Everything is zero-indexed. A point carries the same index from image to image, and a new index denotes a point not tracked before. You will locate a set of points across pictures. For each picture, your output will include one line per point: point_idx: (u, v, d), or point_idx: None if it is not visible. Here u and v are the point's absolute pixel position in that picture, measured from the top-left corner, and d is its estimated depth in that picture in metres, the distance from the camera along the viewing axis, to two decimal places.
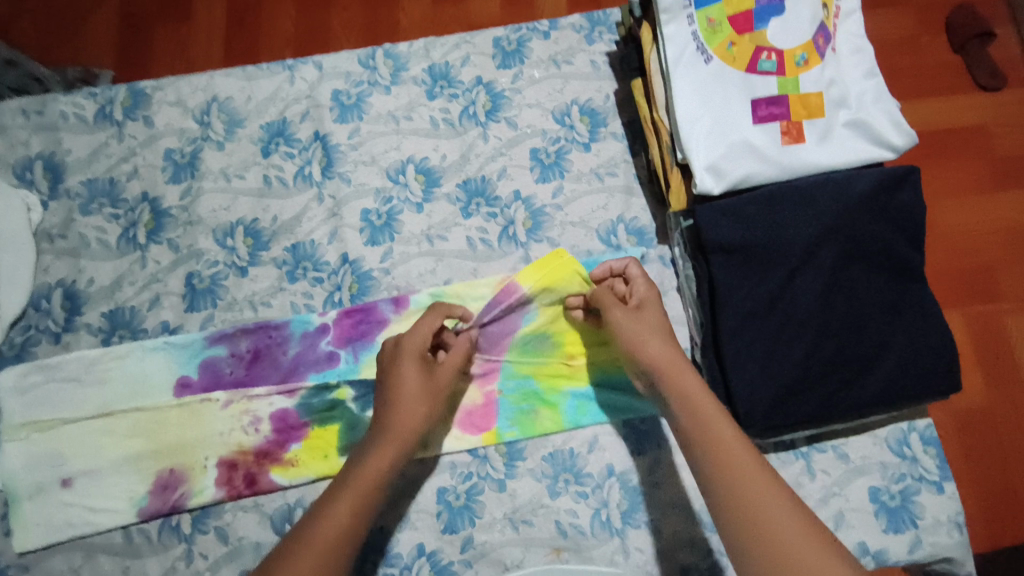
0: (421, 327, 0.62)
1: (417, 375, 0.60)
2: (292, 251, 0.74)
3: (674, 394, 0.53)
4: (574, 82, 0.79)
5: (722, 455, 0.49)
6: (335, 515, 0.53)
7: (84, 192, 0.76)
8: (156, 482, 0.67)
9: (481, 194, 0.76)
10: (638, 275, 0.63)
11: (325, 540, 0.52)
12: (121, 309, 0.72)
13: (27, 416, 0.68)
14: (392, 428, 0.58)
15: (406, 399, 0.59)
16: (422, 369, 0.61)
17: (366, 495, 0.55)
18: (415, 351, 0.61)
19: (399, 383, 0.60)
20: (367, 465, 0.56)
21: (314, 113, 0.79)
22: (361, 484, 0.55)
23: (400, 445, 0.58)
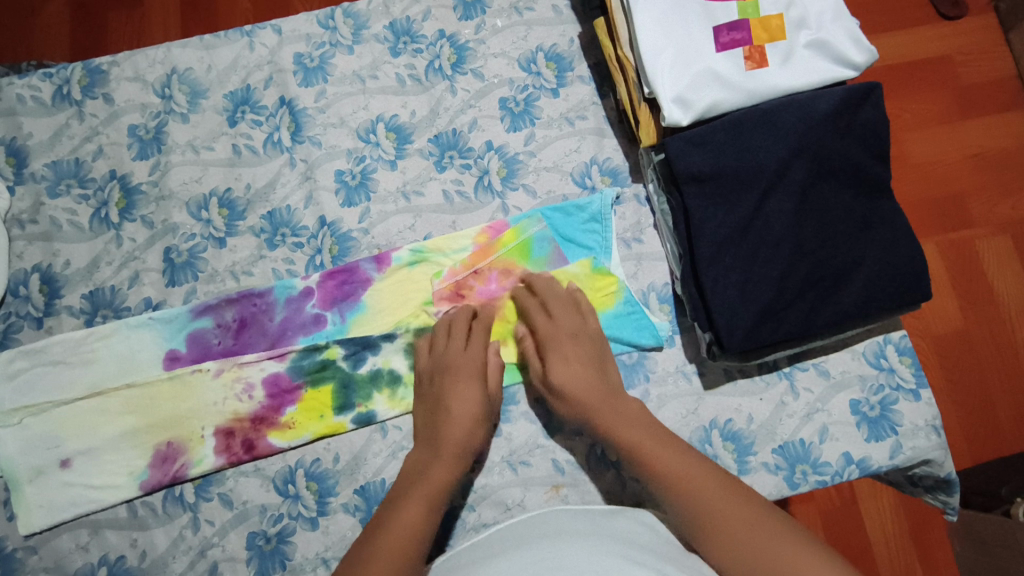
0: (474, 352, 0.66)
1: (477, 396, 0.65)
2: (269, 218, 0.74)
3: (618, 428, 0.61)
4: (537, 28, 0.79)
5: (672, 470, 0.57)
6: (409, 512, 0.57)
7: (50, 174, 0.74)
8: (155, 457, 0.67)
9: (453, 146, 0.76)
10: (529, 304, 0.69)
11: (401, 540, 0.55)
12: (101, 289, 0.72)
13: (17, 401, 0.67)
14: (449, 439, 0.62)
15: (467, 416, 0.64)
16: (480, 388, 0.65)
17: (435, 501, 0.59)
18: (478, 373, 0.66)
19: (454, 395, 0.64)
20: (435, 474, 0.61)
21: (278, 78, 0.77)
22: (428, 495, 0.59)
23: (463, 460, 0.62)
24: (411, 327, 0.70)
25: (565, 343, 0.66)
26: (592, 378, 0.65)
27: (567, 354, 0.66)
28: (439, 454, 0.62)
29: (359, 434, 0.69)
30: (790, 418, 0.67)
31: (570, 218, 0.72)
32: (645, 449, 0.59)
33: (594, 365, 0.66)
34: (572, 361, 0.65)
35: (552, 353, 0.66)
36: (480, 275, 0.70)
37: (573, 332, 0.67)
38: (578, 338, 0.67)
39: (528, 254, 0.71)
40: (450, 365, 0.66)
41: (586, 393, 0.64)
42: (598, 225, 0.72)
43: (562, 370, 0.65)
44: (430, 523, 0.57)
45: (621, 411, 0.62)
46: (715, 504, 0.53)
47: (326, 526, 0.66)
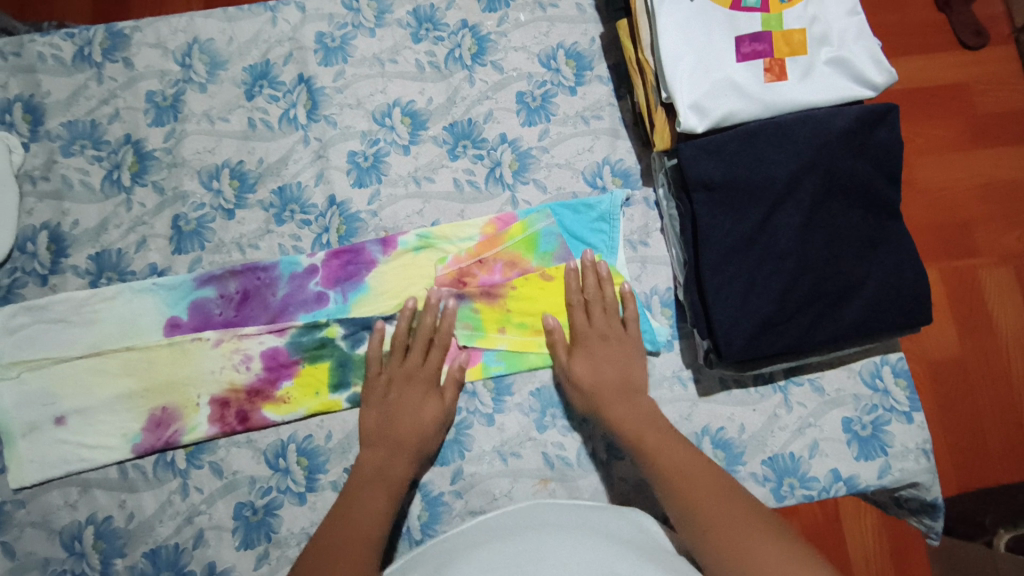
0: (432, 360, 0.67)
1: (432, 405, 0.66)
2: (278, 193, 0.74)
3: (624, 420, 0.63)
4: (560, 25, 0.79)
5: (674, 465, 0.58)
6: (367, 511, 0.60)
7: (65, 134, 0.75)
8: (149, 421, 0.68)
9: (467, 136, 0.76)
10: (575, 299, 0.69)
11: (363, 530, 0.58)
12: (108, 251, 0.72)
13: (16, 355, 0.68)
14: (405, 444, 0.64)
15: (421, 421, 0.65)
16: (434, 397, 0.66)
17: (393, 496, 0.62)
18: (433, 382, 0.67)
19: (408, 407, 0.65)
20: (395, 469, 0.63)
21: (298, 55, 0.78)
22: (387, 488, 0.62)
23: (420, 451, 0.65)
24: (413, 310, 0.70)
25: (598, 346, 0.67)
26: (616, 379, 0.66)
27: (596, 355, 0.67)
28: (396, 457, 0.64)
29: (353, 414, 0.69)
30: (782, 431, 0.67)
31: (579, 216, 0.72)
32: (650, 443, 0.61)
33: (623, 366, 0.66)
34: (600, 364, 0.66)
35: (580, 354, 0.67)
36: (485, 265, 0.71)
37: (604, 334, 0.68)
38: (608, 339, 0.67)
39: (533, 248, 0.72)
40: (407, 377, 0.67)
41: (608, 390, 0.65)
42: (605, 225, 0.72)
43: (584, 369, 0.66)
44: (386, 523, 0.60)
45: (632, 406, 0.64)
46: (714, 504, 0.55)
47: (313, 502, 0.67)
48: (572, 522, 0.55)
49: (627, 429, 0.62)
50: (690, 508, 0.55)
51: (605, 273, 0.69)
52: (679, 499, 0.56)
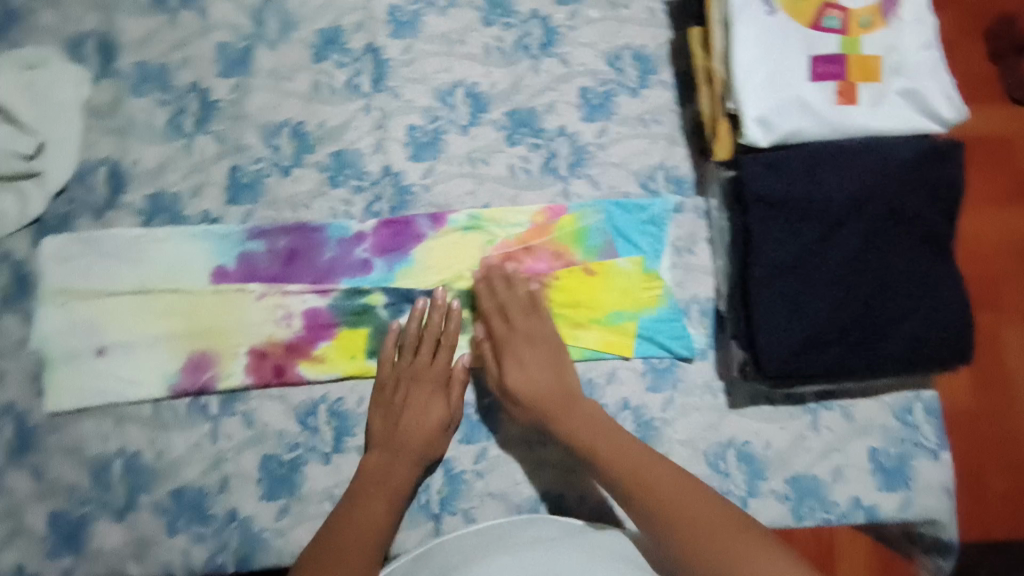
0: (438, 360, 0.68)
1: (439, 405, 0.67)
2: (336, 157, 0.74)
3: (573, 431, 0.63)
4: (630, 27, 0.79)
5: (627, 467, 0.59)
6: (368, 520, 0.61)
7: (135, 74, 0.75)
8: (187, 362, 0.69)
9: (527, 124, 0.75)
10: (487, 300, 0.70)
11: (361, 538, 0.60)
12: (165, 193, 0.72)
13: (67, 283, 0.69)
14: (407, 447, 0.65)
15: (426, 423, 0.66)
16: (441, 397, 0.68)
17: (395, 501, 0.63)
18: (438, 381, 0.68)
19: (416, 410, 0.66)
20: (394, 475, 0.64)
21: (369, 25, 0.77)
22: (386, 492, 0.63)
23: (425, 455, 0.66)
24: (455, 288, 0.71)
25: (524, 351, 0.67)
26: (554, 382, 0.66)
27: (525, 360, 0.67)
28: (395, 463, 0.65)
29: None
30: (807, 452, 0.68)
31: (629, 215, 0.73)
32: (604, 457, 0.61)
33: (553, 368, 0.67)
34: (529, 367, 0.66)
35: (510, 359, 0.67)
36: (531, 252, 0.72)
37: (529, 335, 0.68)
38: (534, 341, 0.68)
39: (580, 242, 0.72)
40: (415, 378, 0.68)
41: (547, 395, 0.65)
42: (653, 228, 0.73)
43: (518, 378, 0.66)
44: (386, 530, 0.62)
45: (580, 412, 0.64)
46: (683, 510, 0.55)
47: (338, 464, 0.68)
48: (580, 536, 0.59)
49: (580, 442, 0.63)
50: (662, 522, 0.55)
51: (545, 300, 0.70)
52: (647, 515, 0.56)
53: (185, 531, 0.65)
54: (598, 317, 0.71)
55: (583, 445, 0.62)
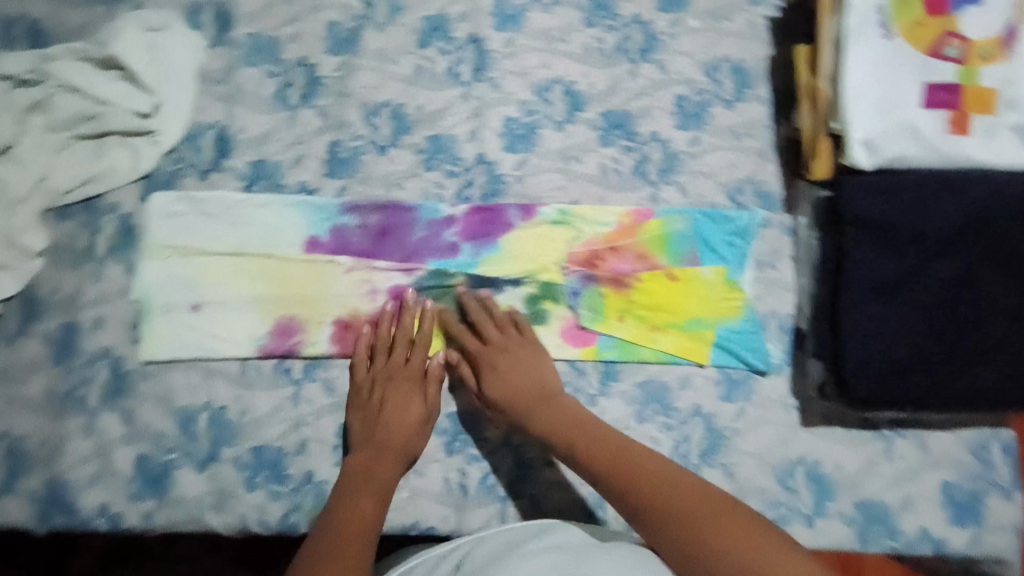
0: (414, 357, 0.70)
1: (417, 404, 0.68)
2: (432, 141, 0.75)
3: (557, 431, 0.64)
4: (730, 40, 0.78)
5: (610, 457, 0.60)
6: (355, 514, 0.62)
7: (247, 44, 0.76)
8: (275, 326, 0.71)
9: (622, 126, 0.76)
10: (451, 321, 0.71)
11: (354, 529, 0.60)
12: (267, 161, 0.74)
13: (171, 239, 0.72)
14: (390, 445, 0.66)
15: (407, 421, 0.67)
16: (418, 395, 0.69)
17: (381, 497, 0.64)
18: (416, 379, 0.70)
19: (395, 408, 0.67)
20: (379, 474, 0.65)
21: (475, 16, 0.78)
22: (375, 489, 0.64)
23: (407, 451, 0.67)
24: (540, 280, 0.72)
25: (495, 360, 0.68)
26: (535, 385, 0.67)
27: (501, 371, 0.68)
28: (380, 457, 0.66)
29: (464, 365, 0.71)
30: (878, 477, 0.68)
31: (717, 225, 0.73)
32: (582, 456, 0.62)
33: (534, 374, 0.68)
34: (498, 374, 0.68)
35: (487, 370, 0.69)
36: (617, 252, 0.73)
37: (505, 346, 0.69)
38: (507, 351, 0.69)
39: (666, 247, 0.73)
40: (393, 377, 0.69)
41: (528, 400, 0.67)
42: (740, 240, 0.73)
43: (499, 388, 0.67)
44: (377, 521, 0.62)
45: (563, 413, 0.65)
46: (674, 501, 0.55)
47: None
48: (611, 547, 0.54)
49: (560, 444, 0.64)
50: (645, 509, 0.56)
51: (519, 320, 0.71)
52: (630, 504, 0.57)
53: (263, 487, 0.67)
54: (677, 322, 0.71)
55: (569, 443, 0.63)
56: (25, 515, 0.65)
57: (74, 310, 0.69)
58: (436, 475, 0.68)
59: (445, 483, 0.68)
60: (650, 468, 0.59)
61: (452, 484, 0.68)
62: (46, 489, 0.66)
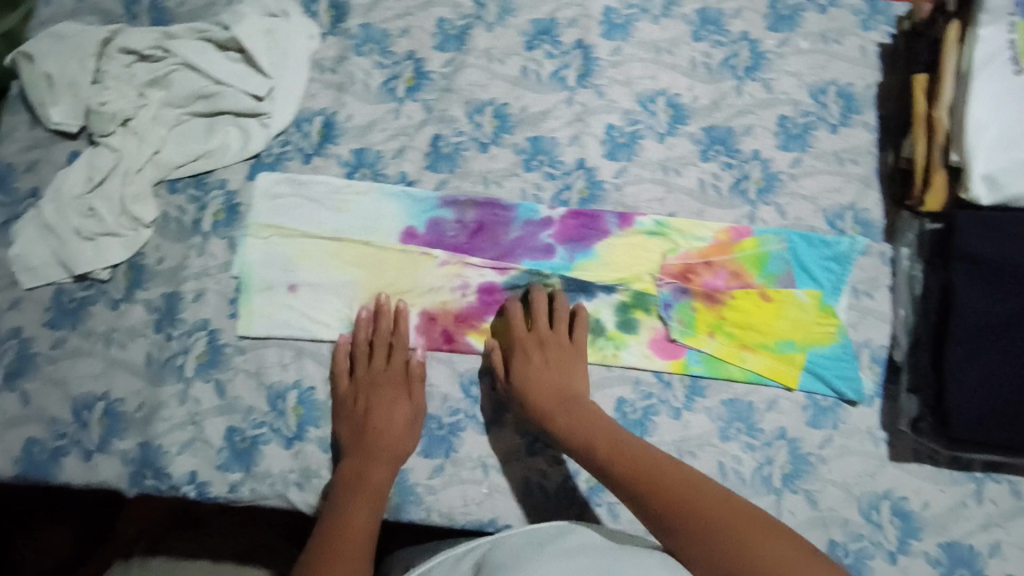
0: (394, 362, 0.70)
1: (402, 406, 0.68)
2: (533, 142, 0.75)
3: (573, 433, 0.63)
4: (839, 62, 0.77)
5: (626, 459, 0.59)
6: (353, 521, 0.60)
7: (359, 35, 0.78)
8: (364, 313, 0.72)
9: (723, 142, 0.76)
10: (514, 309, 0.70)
11: (353, 535, 0.59)
12: (369, 149, 0.75)
13: (272, 219, 0.73)
14: (378, 448, 0.65)
15: (395, 425, 0.67)
16: (402, 396, 0.68)
17: (375, 501, 0.62)
18: (399, 382, 0.69)
19: (382, 410, 0.67)
20: (371, 476, 0.64)
21: (583, 22, 0.78)
22: (369, 495, 0.62)
23: (396, 455, 0.66)
24: (632, 288, 0.72)
25: (536, 351, 0.68)
26: (558, 384, 0.67)
27: (537, 362, 0.68)
28: (371, 460, 0.64)
29: None
30: (967, 520, 0.67)
31: (814, 249, 0.72)
32: (604, 458, 0.60)
33: (559, 375, 0.67)
34: (536, 361, 0.68)
35: (518, 360, 0.68)
36: (711, 267, 0.73)
37: (542, 341, 0.69)
38: (546, 347, 0.69)
39: (761, 266, 0.73)
40: (375, 383, 0.68)
41: (546, 405, 0.65)
42: (837, 265, 0.72)
43: (522, 383, 0.66)
44: (374, 522, 0.61)
45: (580, 413, 0.64)
46: (690, 502, 0.54)
47: (493, 435, 0.69)
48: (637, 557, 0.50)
49: (581, 446, 0.62)
50: (664, 513, 0.54)
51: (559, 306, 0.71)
52: (650, 510, 0.55)
53: None
54: (768, 343, 0.71)
55: (586, 445, 0.61)
56: (118, 475, 0.67)
57: (177, 281, 0.71)
58: (515, 474, 0.68)
59: (524, 482, 0.68)
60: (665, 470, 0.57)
61: (531, 484, 0.68)
62: (139, 452, 0.68)
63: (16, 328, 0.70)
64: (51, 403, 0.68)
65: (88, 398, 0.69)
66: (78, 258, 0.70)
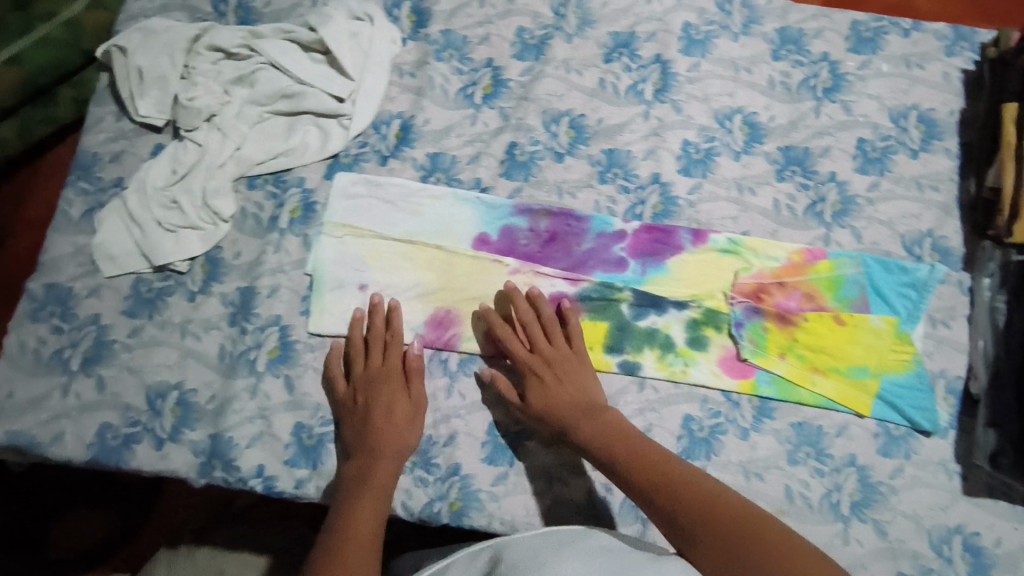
0: (388, 359, 0.68)
1: (400, 402, 0.66)
2: (608, 154, 0.75)
3: (593, 442, 0.62)
4: (921, 87, 0.77)
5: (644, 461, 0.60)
6: (362, 522, 0.59)
7: (440, 40, 0.78)
8: (432, 317, 0.72)
9: (799, 163, 0.75)
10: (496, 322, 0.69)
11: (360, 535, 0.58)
12: (444, 154, 0.76)
13: (346, 218, 0.73)
14: (383, 446, 0.64)
15: (398, 423, 0.65)
16: (401, 392, 0.67)
17: (380, 500, 0.61)
18: (398, 379, 0.68)
19: (380, 406, 0.66)
20: (377, 474, 0.62)
21: (662, 36, 0.79)
22: (374, 495, 0.61)
23: (399, 452, 0.64)
24: (704, 305, 0.72)
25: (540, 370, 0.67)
26: (577, 396, 0.65)
27: (550, 384, 0.66)
28: (376, 459, 0.63)
29: (618, 380, 0.70)
30: None
31: (890, 275, 0.72)
32: (626, 467, 0.60)
33: (576, 388, 0.66)
34: (543, 380, 0.67)
35: (535, 383, 0.67)
36: (784, 288, 0.72)
37: (551, 358, 0.67)
38: (555, 364, 0.67)
39: (835, 289, 0.72)
40: (373, 381, 0.67)
41: (566, 416, 0.64)
42: (913, 293, 0.71)
43: (541, 399, 0.65)
44: (379, 522, 0.59)
45: (600, 421, 0.63)
46: (700, 504, 0.55)
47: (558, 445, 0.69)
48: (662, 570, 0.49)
49: (601, 455, 0.62)
50: (675, 508, 0.55)
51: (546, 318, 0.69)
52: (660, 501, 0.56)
53: (409, 472, 0.67)
54: (840, 368, 0.70)
55: (604, 450, 0.61)
56: (187, 465, 0.68)
57: (253, 276, 0.72)
58: (579, 485, 0.68)
59: (588, 495, 0.67)
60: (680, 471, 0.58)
61: (594, 497, 0.67)
62: (209, 443, 0.68)
63: (94, 314, 0.71)
64: (125, 390, 0.69)
65: (161, 387, 0.70)
66: (159, 249, 0.71)
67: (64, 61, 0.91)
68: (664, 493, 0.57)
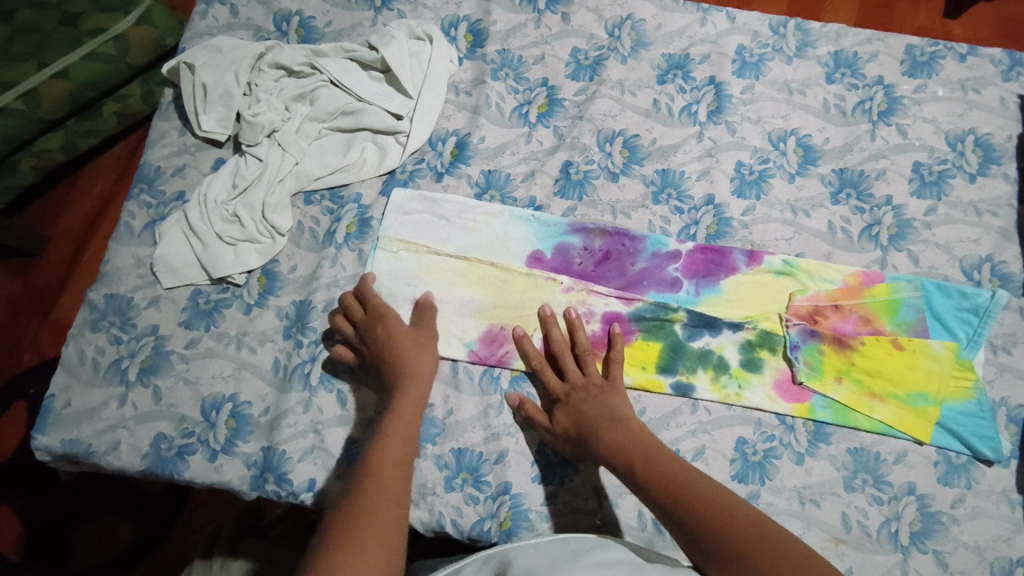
0: (379, 306, 0.69)
1: (404, 330, 0.68)
2: (661, 174, 0.76)
3: (614, 448, 0.62)
4: (977, 111, 0.77)
5: (665, 470, 0.59)
6: (390, 452, 0.59)
7: (497, 60, 0.80)
8: (485, 334, 0.71)
9: (854, 186, 0.75)
10: (532, 351, 0.69)
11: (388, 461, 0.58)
12: (498, 172, 0.76)
13: (401, 233, 0.74)
14: (400, 383, 0.65)
15: (409, 354, 0.67)
16: (403, 324, 0.69)
17: (406, 430, 0.61)
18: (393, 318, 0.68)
19: (385, 345, 0.67)
20: (401, 407, 0.63)
21: (716, 59, 0.79)
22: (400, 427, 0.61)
23: (418, 385, 0.65)
24: (759, 327, 0.71)
25: (572, 398, 0.67)
26: (602, 408, 0.65)
27: (579, 407, 0.66)
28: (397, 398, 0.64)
29: (671, 401, 0.70)
30: None
31: (949, 300, 0.71)
32: (643, 477, 0.59)
33: (602, 404, 0.65)
34: (573, 409, 0.66)
35: (565, 409, 0.66)
36: (840, 311, 0.71)
37: (578, 385, 0.67)
38: (582, 386, 0.67)
39: (892, 313, 0.71)
40: (366, 330, 0.68)
41: (589, 422, 0.64)
42: (973, 318, 0.70)
43: (567, 417, 0.66)
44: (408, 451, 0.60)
45: (620, 429, 0.63)
46: (720, 516, 0.54)
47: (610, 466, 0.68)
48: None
49: (619, 464, 0.61)
50: (696, 522, 0.55)
51: (582, 345, 0.69)
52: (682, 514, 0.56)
53: (460, 490, 0.67)
54: (896, 393, 0.69)
55: (626, 460, 0.61)
56: (240, 477, 0.67)
57: (309, 289, 0.73)
58: (633, 507, 0.66)
59: (641, 517, 0.66)
60: (700, 483, 0.57)
61: (646, 519, 0.66)
62: (262, 455, 0.68)
63: (153, 325, 0.72)
64: (181, 401, 0.70)
65: (216, 398, 0.70)
66: (219, 262, 0.72)
67: (110, 74, 0.92)
68: (679, 505, 0.56)
